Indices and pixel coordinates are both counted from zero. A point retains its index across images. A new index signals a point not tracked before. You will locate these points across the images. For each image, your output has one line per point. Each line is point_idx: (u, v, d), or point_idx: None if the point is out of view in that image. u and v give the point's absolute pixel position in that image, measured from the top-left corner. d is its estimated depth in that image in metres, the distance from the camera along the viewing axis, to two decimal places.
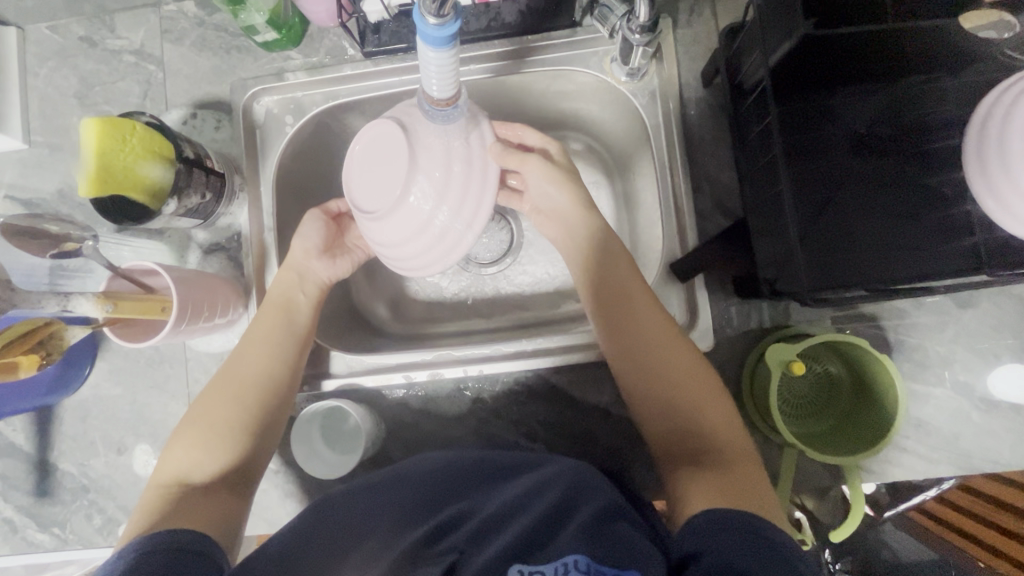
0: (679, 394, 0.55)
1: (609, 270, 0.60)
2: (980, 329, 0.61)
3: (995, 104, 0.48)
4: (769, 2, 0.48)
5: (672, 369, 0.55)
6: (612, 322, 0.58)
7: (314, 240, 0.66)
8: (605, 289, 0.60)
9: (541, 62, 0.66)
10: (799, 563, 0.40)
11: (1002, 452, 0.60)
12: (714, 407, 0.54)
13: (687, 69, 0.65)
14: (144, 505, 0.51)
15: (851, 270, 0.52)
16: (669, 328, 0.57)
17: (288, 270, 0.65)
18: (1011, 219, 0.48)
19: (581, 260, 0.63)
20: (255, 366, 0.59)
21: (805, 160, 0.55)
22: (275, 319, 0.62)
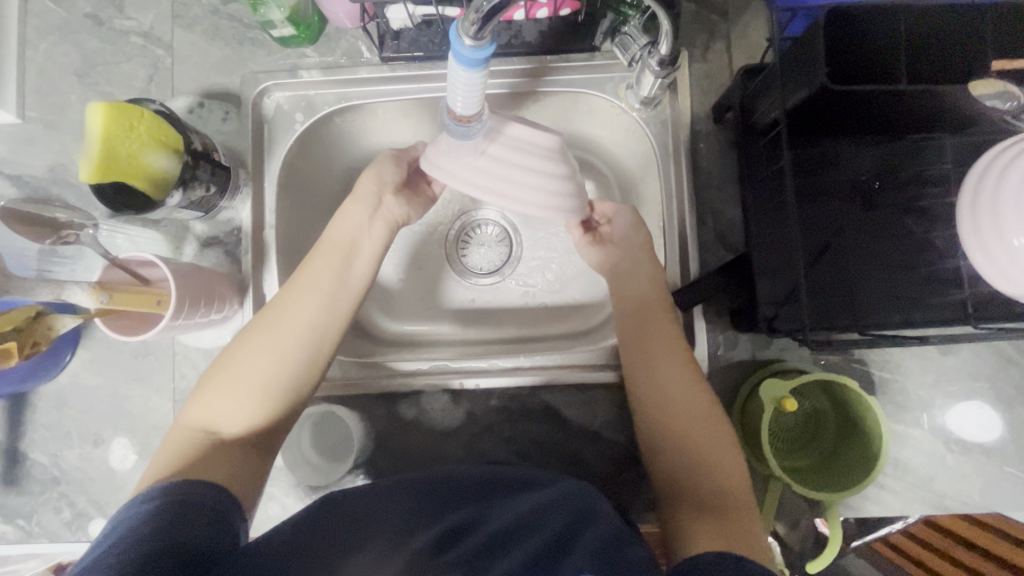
0: (685, 424, 0.56)
1: (636, 280, 0.64)
2: (960, 376, 0.64)
3: (991, 164, 0.51)
4: (789, 50, 0.50)
5: (677, 398, 0.57)
6: (630, 337, 0.62)
7: (391, 173, 0.64)
8: (632, 302, 0.63)
9: (558, 82, 0.67)
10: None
11: (972, 495, 0.63)
12: (722, 444, 0.55)
13: (700, 103, 0.66)
14: (170, 447, 0.52)
15: (850, 306, 0.55)
16: (685, 361, 0.59)
17: (360, 202, 0.63)
18: (996, 272, 0.51)
19: (624, 247, 0.66)
20: (302, 316, 0.58)
21: (810, 203, 0.57)
22: (330, 263, 0.60)
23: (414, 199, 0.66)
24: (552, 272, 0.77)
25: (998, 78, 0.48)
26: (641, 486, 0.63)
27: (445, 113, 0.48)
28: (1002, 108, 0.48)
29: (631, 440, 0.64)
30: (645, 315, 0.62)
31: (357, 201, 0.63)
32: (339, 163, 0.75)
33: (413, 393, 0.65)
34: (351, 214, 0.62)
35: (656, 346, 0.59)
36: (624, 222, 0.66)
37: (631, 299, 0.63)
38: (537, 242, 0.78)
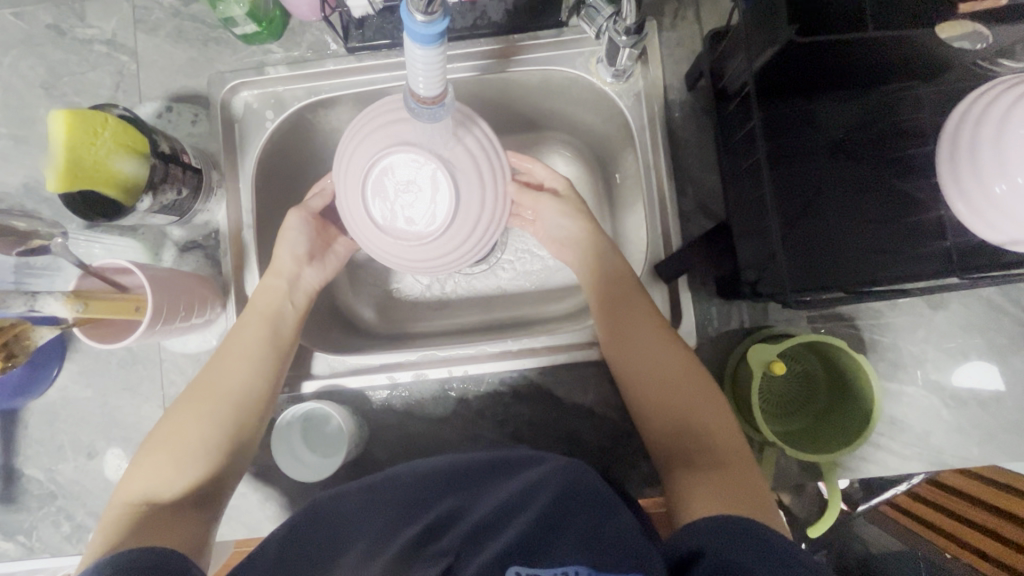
0: (676, 398, 0.55)
1: (611, 265, 0.63)
2: (952, 329, 0.63)
3: (968, 111, 0.50)
4: (754, 6, 0.48)
5: (665, 374, 0.56)
6: (610, 324, 0.60)
7: (303, 245, 0.64)
8: (608, 285, 0.62)
9: (527, 61, 0.66)
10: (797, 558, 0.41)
11: (970, 448, 0.62)
12: (713, 409, 0.55)
13: (673, 72, 0.65)
14: (108, 525, 0.49)
15: (834, 267, 0.54)
16: (666, 335, 0.58)
17: (277, 277, 0.63)
18: (978, 221, 0.50)
19: (596, 237, 0.64)
20: (231, 382, 0.57)
21: (787, 164, 0.56)
22: (258, 327, 0.60)
23: (326, 260, 0.68)
24: (537, 255, 0.77)
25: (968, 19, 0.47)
26: (638, 462, 0.63)
27: (408, 95, 0.48)
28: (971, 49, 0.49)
29: (624, 416, 0.64)
30: (631, 289, 0.61)
31: (276, 274, 0.63)
32: (314, 159, 0.74)
33: (402, 385, 0.65)
34: (273, 281, 0.63)
35: (638, 341, 0.58)
36: (551, 212, 0.65)
37: (609, 284, 0.62)
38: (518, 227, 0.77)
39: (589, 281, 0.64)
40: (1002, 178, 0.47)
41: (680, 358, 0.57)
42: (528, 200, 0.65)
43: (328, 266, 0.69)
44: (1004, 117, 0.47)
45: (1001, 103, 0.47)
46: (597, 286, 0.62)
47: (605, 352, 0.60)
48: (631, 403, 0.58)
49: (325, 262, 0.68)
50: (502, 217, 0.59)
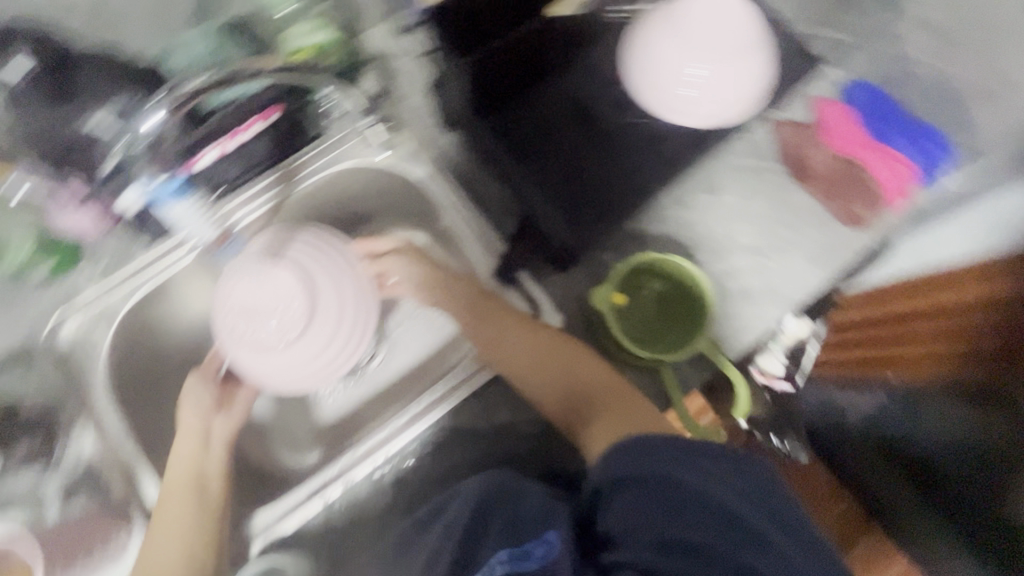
0: (563, 371, 0.61)
1: (470, 288, 0.67)
2: (741, 200, 0.74)
3: (632, 58, 0.67)
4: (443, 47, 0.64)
5: (545, 357, 0.62)
6: (485, 339, 0.65)
7: (205, 400, 0.66)
8: (477, 303, 0.66)
9: (305, 177, 0.73)
10: (734, 459, 0.43)
11: (805, 279, 0.72)
12: (593, 367, 0.61)
13: (427, 125, 0.76)
14: None
15: (597, 212, 0.69)
16: (536, 326, 0.63)
17: (186, 437, 0.63)
18: (689, 118, 0.68)
19: (442, 274, 0.68)
20: (172, 564, 0.57)
21: (536, 145, 0.70)
22: (182, 500, 0.59)
23: (235, 406, 0.67)
24: (416, 321, 0.81)
25: None
26: (563, 440, 0.69)
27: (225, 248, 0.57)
28: None
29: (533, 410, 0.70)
30: (493, 303, 0.66)
31: (183, 437, 0.63)
32: (165, 345, 0.73)
33: (337, 500, 0.65)
34: (181, 450, 0.62)
35: (513, 340, 0.63)
36: (399, 266, 0.70)
37: (478, 303, 0.66)
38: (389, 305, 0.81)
39: (459, 310, 0.67)
40: (687, 86, 0.65)
41: (552, 338, 0.63)
42: (378, 267, 0.71)
43: (241, 410, 0.67)
44: (657, 50, 0.65)
45: (648, 43, 0.65)
46: (462, 313, 0.67)
47: (493, 363, 0.65)
48: (533, 399, 0.62)
49: (235, 408, 0.67)
50: (361, 330, 0.69)
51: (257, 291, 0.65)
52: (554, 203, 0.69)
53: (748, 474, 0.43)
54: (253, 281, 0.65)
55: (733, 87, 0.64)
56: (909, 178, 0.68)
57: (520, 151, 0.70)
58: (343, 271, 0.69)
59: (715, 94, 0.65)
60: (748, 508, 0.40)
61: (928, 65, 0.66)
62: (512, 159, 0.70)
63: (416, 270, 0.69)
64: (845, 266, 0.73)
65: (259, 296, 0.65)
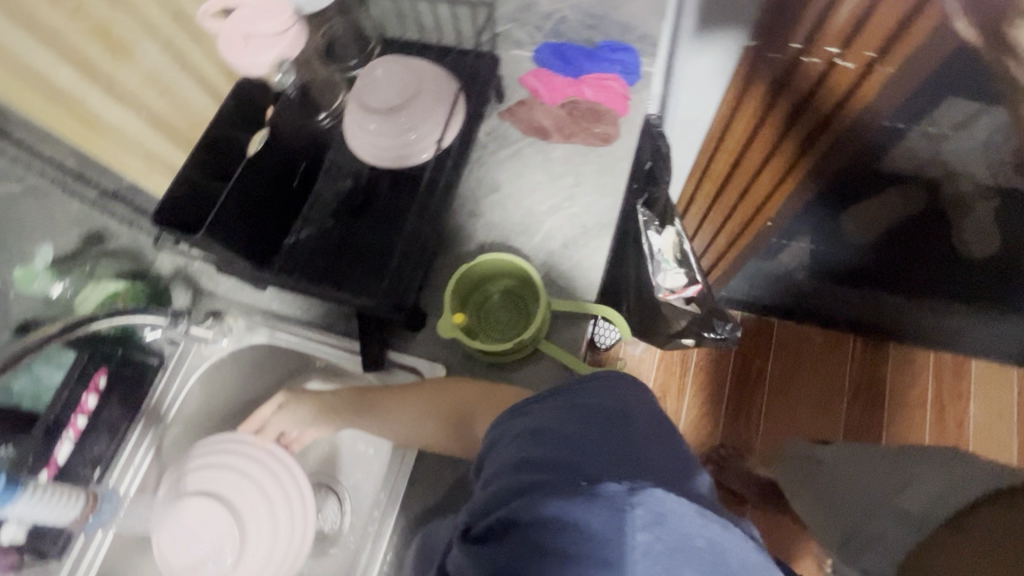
0: (455, 408, 0.65)
1: (352, 398, 0.73)
2: (519, 176, 0.81)
3: (355, 140, 0.73)
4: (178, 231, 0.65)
5: (435, 407, 0.66)
6: (385, 428, 0.69)
7: None
8: (364, 406, 0.72)
9: (173, 399, 0.79)
10: (589, 384, 0.46)
11: (604, 199, 0.79)
12: (476, 388, 0.65)
13: (244, 296, 0.81)
14: None
15: (412, 268, 0.72)
16: (415, 389, 0.68)
17: None
18: (428, 146, 0.72)
19: (328, 403, 0.74)
20: None
21: (328, 251, 0.73)
22: None
23: None
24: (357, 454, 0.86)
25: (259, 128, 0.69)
26: None
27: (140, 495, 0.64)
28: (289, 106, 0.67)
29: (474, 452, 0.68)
30: (370, 393, 0.72)
31: None
32: None
33: None
34: None
35: (403, 413, 0.68)
36: (291, 421, 0.76)
37: (363, 405, 0.72)
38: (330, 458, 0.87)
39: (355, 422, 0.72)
40: (406, 128, 0.71)
41: (433, 389, 0.67)
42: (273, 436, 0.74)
43: None
44: (367, 123, 0.72)
45: (357, 122, 0.72)
46: (354, 419, 0.72)
47: (404, 442, 0.68)
48: (436, 449, 0.67)
49: None
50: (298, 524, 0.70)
51: (190, 520, 0.70)
52: (372, 282, 0.70)
53: (607, 384, 0.46)
54: (183, 514, 0.70)
55: (437, 108, 0.72)
56: (621, 90, 0.82)
57: (319, 264, 0.72)
58: (246, 460, 0.72)
59: (430, 120, 0.72)
60: (596, 422, 0.42)
61: (563, 9, 0.78)
62: (316, 274, 0.72)
63: (309, 414, 0.76)
64: (626, 171, 0.80)
65: (191, 524, 0.69)
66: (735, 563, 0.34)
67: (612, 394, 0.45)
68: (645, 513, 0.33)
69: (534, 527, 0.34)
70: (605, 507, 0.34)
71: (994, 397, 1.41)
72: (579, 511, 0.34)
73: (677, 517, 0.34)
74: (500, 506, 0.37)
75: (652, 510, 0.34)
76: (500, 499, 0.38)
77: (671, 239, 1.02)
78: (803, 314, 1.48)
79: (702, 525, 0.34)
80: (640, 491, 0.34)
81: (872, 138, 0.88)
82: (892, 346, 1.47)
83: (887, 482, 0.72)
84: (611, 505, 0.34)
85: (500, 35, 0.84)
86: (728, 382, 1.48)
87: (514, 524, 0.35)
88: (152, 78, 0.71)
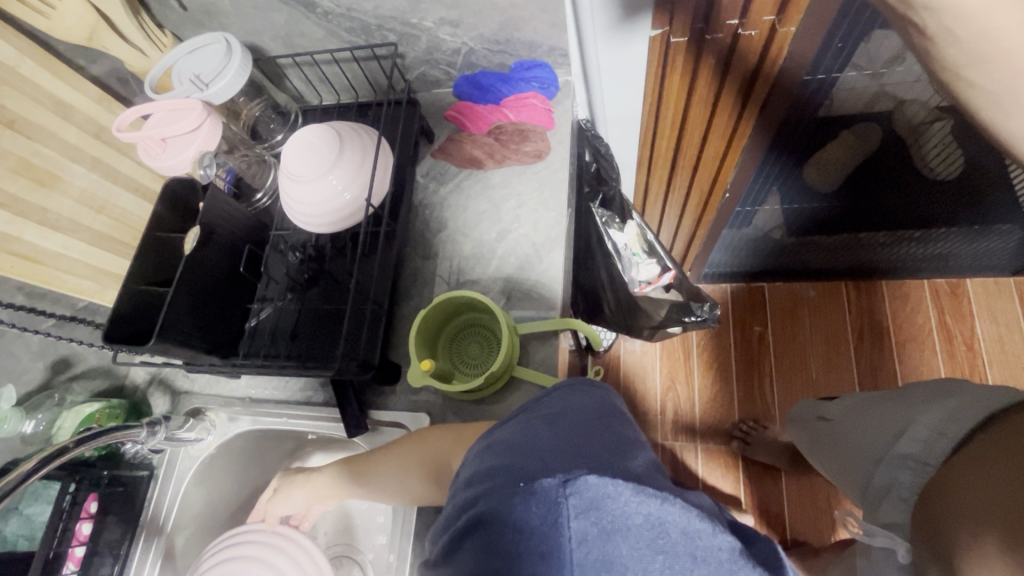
0: (440, 456, 0.64)
1: (344, 467, 0.73)
2: (462, 208, 0.83)
3: (298, 212, 0.73)
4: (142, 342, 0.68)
5: (420, 458, 0.65)
6: (380, 488, 0.69)
7: None
8: (354, 471, 0.71)
9: (168, 507, 0.79)
10: (536, 407, 0.49)
11: (546, 213, 0.80)
12: (457, 431, 0.65)
13: (220, 386, 0.82)
14: None
15: (371, 326, 0.72)
16: (397, 444, 0.68)
17: None
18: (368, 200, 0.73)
19: (322, 477, 0.74)
20: None
21: (295, 327, 0.76)
22: None
23: None
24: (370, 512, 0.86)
25: (193, 228, 0.70)
26: None
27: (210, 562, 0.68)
28: (217, 198, 0.70)
29: None
30: (359, 459, 0.72)
31: None
32: None
33: None
34: None
35: (392, 469, 0.67)
36: (283, 503, 0.75)
37: (354, 471, 0.71)
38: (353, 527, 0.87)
39: (350, 489, 0.72)
40: (342, 188, 0.72)
41: (415, 441, 0.67)
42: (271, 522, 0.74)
43: None
44: (302, 191, 0.72)
45: (293, 193, 0.72)
46: (347, 488, 0.72)
47: (401, 498, 0.68)
48: (432, 499, 0.67)
49: None
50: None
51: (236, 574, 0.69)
52: (336, 346, 0.72)
53: (555, 399, 0.50)
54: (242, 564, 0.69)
55: (366, 165, 0.73)
56: (541, 105, 0.83)
57: (290, 342, 0.75)
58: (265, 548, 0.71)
59: (363, 177, 0.73)
60: (547, 426, 0.45)
61: (469, 43, 0.77)
62: (286, 353, 0.74)
63: (300, 492, 0.74)
64: (563, 181, 0.81)
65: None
66: (675, 532, 0.35)
67: (568, 397, 0.50)
68: (578, 501, 0.35)
69: (489, 528, 0.38)
70: (541, 503, 0.36)
71: (998, 310, 1.39)
72: (520, 511, 0.37)
73: (611, 499, 0.35)
74: (462, 517, 0.41)
75: (584, 497, 0.35)
76: (468, 503, 0.41)
77: (635, 232, 1.00)
78: (790, 268, 1.45)
79: (637, 502, 0.36)
80: (573, 482, 0.36)
81: (806, 110, 0.84)
82: (884, 282, 1.46)
83: (892, 425, 0.68)
84: (546, 500, 0.36)
85: (415, 81, 0.86)
86: (731, 354, 1.48)
87: (472, 532, 0.39)
88: (86, 198, 0.73)
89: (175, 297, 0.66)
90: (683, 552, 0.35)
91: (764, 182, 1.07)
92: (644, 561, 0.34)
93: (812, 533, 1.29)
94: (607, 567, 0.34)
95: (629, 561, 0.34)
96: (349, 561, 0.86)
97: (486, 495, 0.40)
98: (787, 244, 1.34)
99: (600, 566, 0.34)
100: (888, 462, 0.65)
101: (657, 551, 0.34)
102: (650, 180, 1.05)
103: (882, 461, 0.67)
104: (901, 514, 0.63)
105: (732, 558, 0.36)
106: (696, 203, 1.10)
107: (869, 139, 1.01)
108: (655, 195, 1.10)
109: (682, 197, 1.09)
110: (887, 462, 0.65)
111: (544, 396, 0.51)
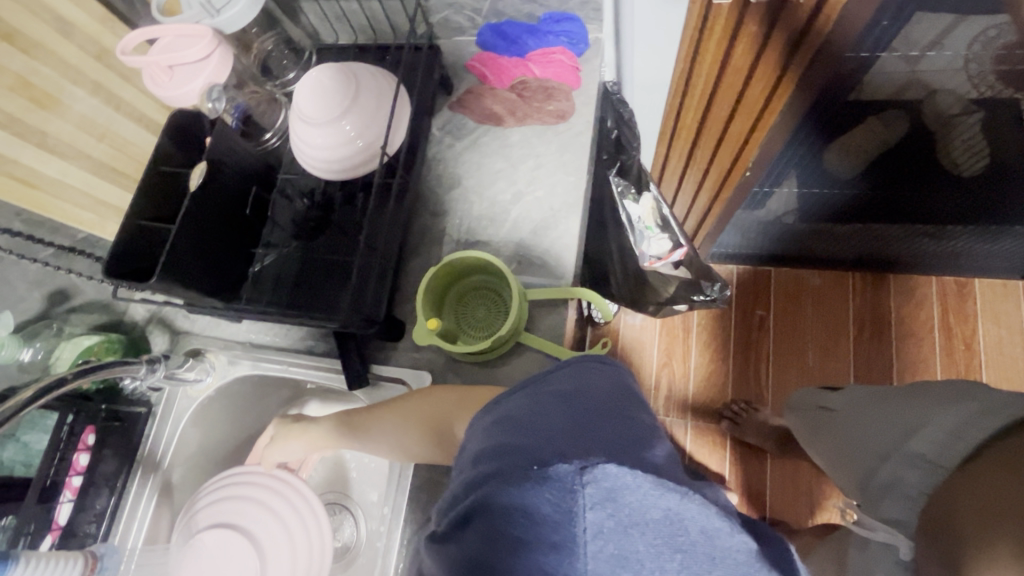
0: (440, 414, 0.64)
1: (343, 420, 0.73)
2: (479, 167, 0.80)
3: (310, 157, 0.70)
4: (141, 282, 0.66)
5: (420, 415, 0.65)
6: (379, 445, 0.69)
7: None
8: (352, 424, 0.71)
9: (165, 442, 0.80)
10: (544, 376, 0.48)
11: (565, 179, 0.77)
12: (458, 392, 0.65)
13: (221, 330, 0.82)
14: None
15: (379, 281, 0.70)
16: (398, 400, 0.68)
17: None
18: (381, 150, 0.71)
19: (319, 428, 0.74)
20: None
21: (300, 276, 0.74)
22: None
23: None
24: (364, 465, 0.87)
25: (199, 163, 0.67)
26: None
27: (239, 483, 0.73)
28: (224, 136, 0.68)
29: None
30: (357, 412, 0.72)
31: None
32: None
33: None
34: None
35: (391, 426, 0.67)
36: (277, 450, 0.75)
37: (352, 423, 0.71)
38: (347, 477, 0.88)
39: (348, 441, 0.72)
40: (358, 137, 0.69)
41: (417, 401, 0.66)
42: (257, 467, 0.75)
43: None
44: (315, 137, 0.69)
45: (306, 137, 0.69)
46: (344, 439, 0.72)
47: (400, 457, 0.68)
48: (430, 458, 0.67)
49: None
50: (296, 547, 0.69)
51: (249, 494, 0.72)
52: (342, 299, 0.71)
53: (563, 369, 0.48)
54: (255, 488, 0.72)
55: (381, 113, 0.70)
56: (569, 62, 0.79)
57: (294, 291, 0.74)
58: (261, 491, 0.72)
59: (378, 125, 0.70)
60: (559, 403, 0.44)
61: None
62: (289, 302, 0.73)
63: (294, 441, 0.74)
64: (586, 147, 0.78)
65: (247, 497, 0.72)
66: (694, 530, 0.35)
67: (580, 372, 0.48)
68: (595, 491, 0.35)
69: (492, 512, 0.37)
70: (554, 489, 0.36)
71: (1003, 313, 1.39)
72: (529, 495, 0.36)
73: (629, 491, 0.35)
74: (467, 495, 0.40)
75: (602, 487, 0.35)
76: (475, 480, 0.41)
77: (649, 204, 0.97)
78: (799, 254, 1.43)
79: (656, 495, 0.35)
80: (589, 469, 0.36)
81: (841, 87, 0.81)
82: (891, 275, 1.45)
83: (899, 422, 0.68)
84: (561, 486, 0.36)
85: (436, 25, 0.82)
86: (732, 335, 1.47)
87: (478, 511, 0.38)
88: (87, 125, 0.70)
89: (177, 236, 0.64)
90: (701, 552, 0.35)
91: (784, 163, 1.04)
92: (660, 558, 0.34)
93: (791, 513, 1.32)
94: (621, 561, 0.34)
95: (645, 558, 0.34)
96: (342, 509, 0.87)
97: (493, 476, 0.39)
98: (801, 231, 1.31)
99: (614, 561, 0.34)
100: (896, 460, 0.64)
101: (675, 550, 0.34)
102: (669, 149, 1.02)
103: (888, 459, 0.66)
104: (904, 511, 0.63)
105: (749, 561, 0.36)
106: (712, 179, 1.07)
107: (895, 127, 0.98)
108: (672, 166, 1.07)
109: (699, 172, 1.06)
110: (894, 460, 0.65)
111: (553, 367, 0.49)
